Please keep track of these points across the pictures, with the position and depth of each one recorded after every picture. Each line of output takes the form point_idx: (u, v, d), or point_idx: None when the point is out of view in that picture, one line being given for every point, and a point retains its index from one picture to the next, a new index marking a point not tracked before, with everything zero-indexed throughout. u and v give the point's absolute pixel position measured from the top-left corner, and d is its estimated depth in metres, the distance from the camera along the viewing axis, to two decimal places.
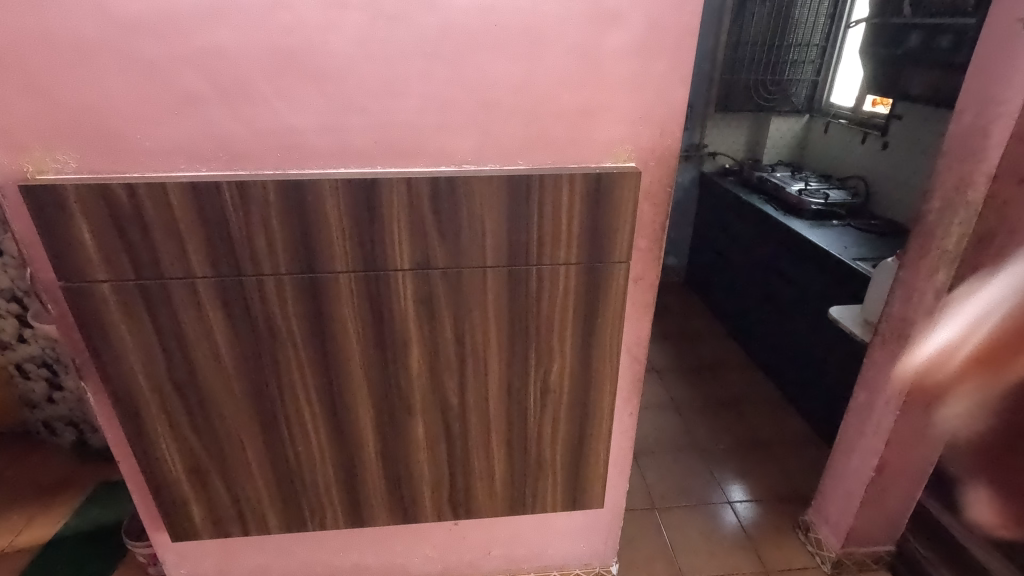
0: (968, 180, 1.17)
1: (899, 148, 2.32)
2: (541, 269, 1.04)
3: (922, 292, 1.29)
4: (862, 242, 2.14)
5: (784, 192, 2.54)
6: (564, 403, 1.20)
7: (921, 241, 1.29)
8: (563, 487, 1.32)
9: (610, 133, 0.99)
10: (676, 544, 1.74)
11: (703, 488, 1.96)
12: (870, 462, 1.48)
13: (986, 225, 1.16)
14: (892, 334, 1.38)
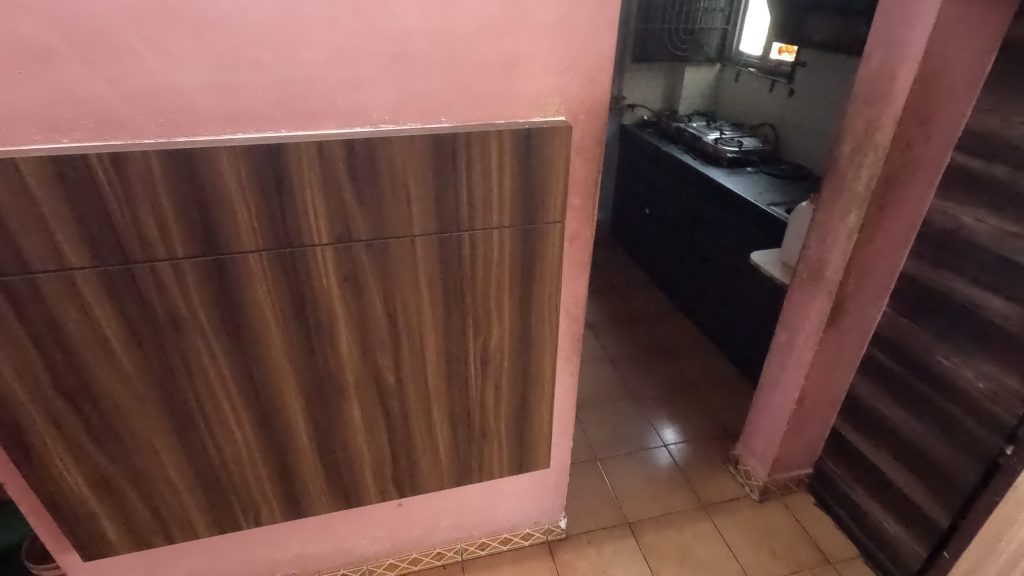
0: (876, 124, 1.21)
1: (804, 95, 2.43)
2: (473, 234, 0.98)
3: (835, 234, 1.35)
4: (774, 187, 2.23)
5: (701, 141, 2.59)
6: (505, 370, 1.17)
7: (834, 185, 1.34)
8: (509, 453, 1.31)
9: (536, 85, 0.93)
10: (619, 491, 1.81)
11: (640, 434, 2.04)
12: (792, 396, 1.58)
13: (893, 167, 1.21)
14: (809, 275, 1.46)
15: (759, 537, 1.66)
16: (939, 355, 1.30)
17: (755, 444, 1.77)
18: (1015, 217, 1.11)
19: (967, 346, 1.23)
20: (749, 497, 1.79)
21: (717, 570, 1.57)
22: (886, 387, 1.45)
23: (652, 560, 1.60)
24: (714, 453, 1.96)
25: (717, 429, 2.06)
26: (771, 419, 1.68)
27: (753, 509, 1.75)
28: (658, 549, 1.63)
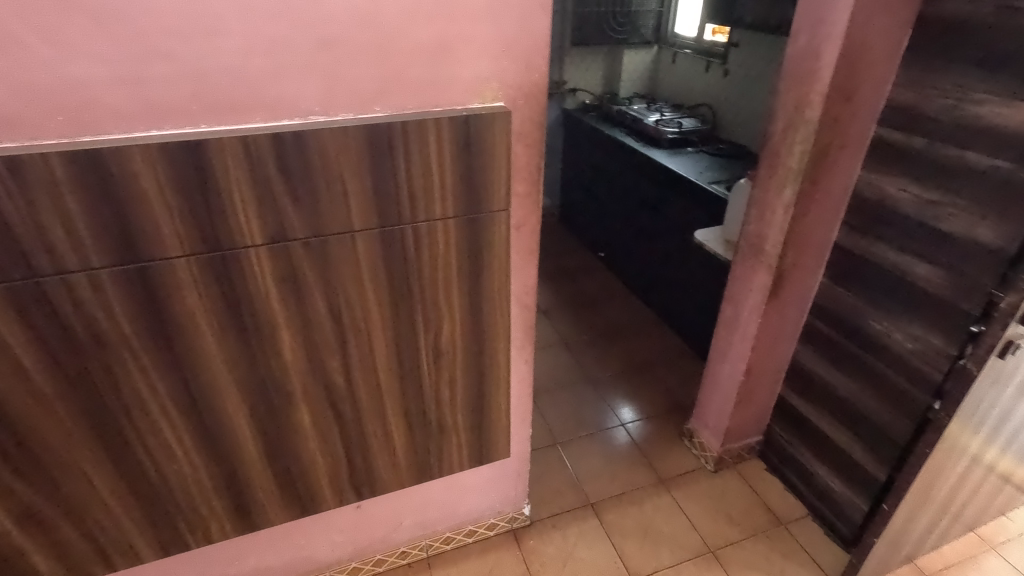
0: (805, 100, 1.25)
1: (738, 74, 2.49)
2: (416, 226, 0.95)
3: (773, 209, 1.39)
4: (714, 166, 2.29)
5: (642, 123, 2.62)
6: (459, 363, 1.16)
7: (769, 162, 1.38)
8: (468, 446, 1.30)
9: (472, 70, 0.91)
10: (580, 473, 1.83)
11: (598, 415, 2.07)
12: (739, 368, 1.63)
13: (823, 141, 1.26)
14: (750, 250, 1.50)
15: (716, 506, 1.72)
16: (872, 320, 1.36)
17: (708, 416, 1.83)
18: (935, 185, 1.17)
19: (896, 310, 1.30)
20: (704, 468, 1.85)
21: (678, 541, 1.62)
22: (825, 353, 1.52)
23: (615, 538, 1.63)
24: (670, 428, 2.01)
25: (672, 404, 2.12)
26: (721, 391, 1.74)
27: (708, 479, 1.81)
28: (620, 527, 1.66)
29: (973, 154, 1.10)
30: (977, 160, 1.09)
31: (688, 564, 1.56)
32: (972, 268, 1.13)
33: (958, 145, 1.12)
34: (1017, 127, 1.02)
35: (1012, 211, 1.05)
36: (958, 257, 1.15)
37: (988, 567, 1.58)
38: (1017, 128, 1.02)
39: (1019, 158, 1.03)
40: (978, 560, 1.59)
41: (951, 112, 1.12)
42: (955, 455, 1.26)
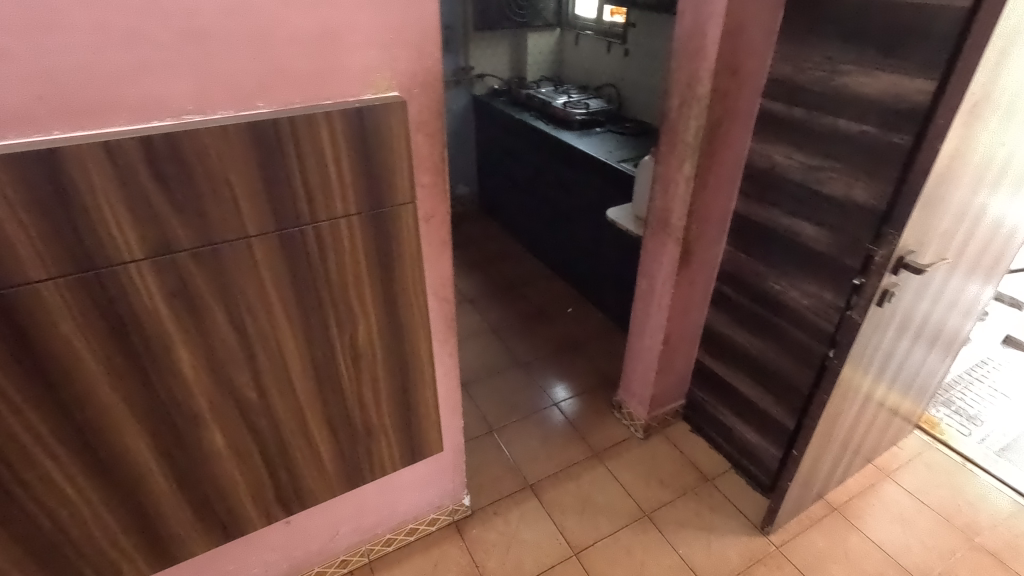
0: (695, 77, 1.30)
1: (638, 54, 2.56)
2: (317, 226, 0.91)
3: (675, 183, 1.45)
4: (622, 144, 2.35)
5: (551, 106, 2.65)
6: (380, 363, 1.13)
7: (668, 138, 1.43)
8: (399, 444, 1.28)
9: (360, 60, 0.87)
10: (517, 457, 1.85)
11: (531, 398, 2.10)
12: (658, 337, 1.70)
13: (715, 116, 1.32)
14: (658, 224, 1.56)
15: (648, 471, 1.80)
16: (771, 281, 1.46)
17: (634, 387, 1.90)
18: (815, 152, 1.26)
19: (791, 270, 1.40)
20: (635, 436, 1.92)
21: (615, 510, 1.68)
22: (734, 316, 1.61)
23: (556, 515, 1.66)
24: (600, 402, 2.07)
25: (600, 379, 2.18)
26: (644, 361, 1.81)
27: (639, 446, 1.89)
28: (560, 504, 1.70)
29: (844, 121, 1.19)
30: (849, 127, 1.18)
31: (626, 531, 1.62)
32: (851, 226, 1.23)
33: (831, 113, 1.21)
34: (879, 94, 1.11)
35: (880, 171, 1.15)
36: (839, 217, 1.25)
37: (885, 492, 1.76)
38: (879, 95, 1.11)
39: (882, 122, 1.12)
40: (877, 488, 1.77)
41: (823, 83, 1.21)
42: (850, 397, 1.39)
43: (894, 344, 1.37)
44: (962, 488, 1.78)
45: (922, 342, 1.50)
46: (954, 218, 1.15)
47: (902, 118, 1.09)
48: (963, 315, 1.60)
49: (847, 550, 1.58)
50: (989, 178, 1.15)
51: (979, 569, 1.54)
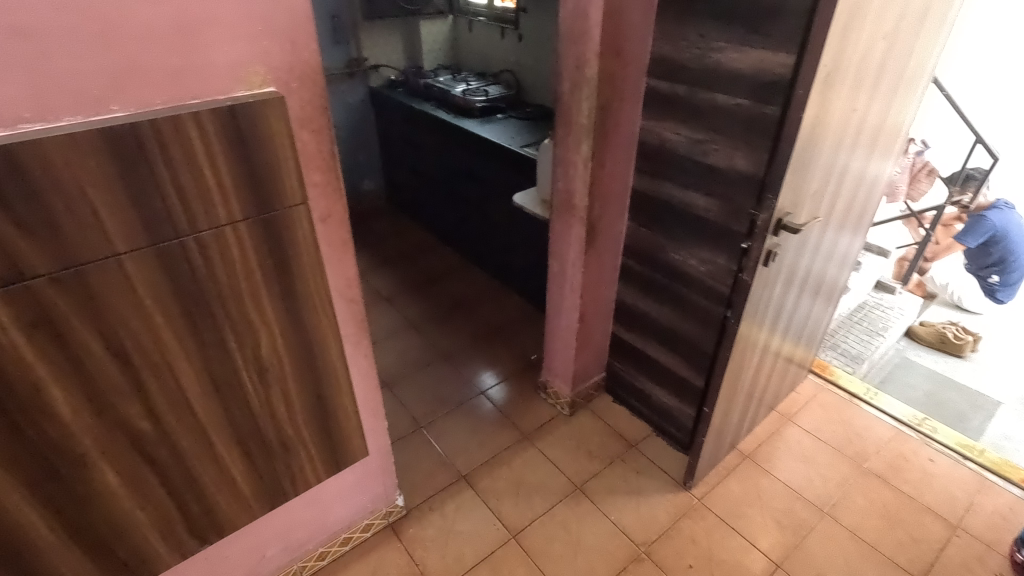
0: (583, 60, 1.32)
1: (532, 38, 2.59)
2: (199, 237, 0.85)
3: (574, 165, 1.48)
4: (524, 129, 2.38)
5: (450, 95, 2.62)
6: (289, 374, 1.07)
7: (563, 121, 1.46)
8: (320, 455, 1.23)
9: (227, 54, 0.81)
10: (448, 450, 1.84)
11: (458, 389, 2.09)
12: (574, 316, 1.74)
13: (605, 97, 1.36)
14: (562, 206, 1.59)
15: (576, 446, 1.86)
16: (672, 252, 1.54)
17: (556, 366, 1.94)
18: (699, 126, 1.34)
19: (688, 239, 1.48)
20: (561, 413, 1.98)
21: (548, 488, 1.72)
22: (642, 287, 1.69)
23: (492, 502, 1.68)
24: (526, 385, 2.10)
25: (525, 362, 2.21)
26: (563, 340, 1.85)
27: (566, 423, 1.95)
28: (495, 490, 1.71)
29: (722, 95, 1.26)
30: (726, 100, 1.26)
31: (560, 506, 1.67)
32: (735, 194, 1.32)
33: (709, 89, 1.28)
34: (749, 69, 1.19)
35: (756, 141, 1.23)
36: (724, 186, 1.34)
37: (788, 434, 1.92)
38: (749, 70, 1.19)
39: (753, 95, 1.20)
40: (781, 432, 1.93)
41: (700, 60, 1.27)
42: (749, 353, 1.50)
43: (782, 299, 1.49)
44: (851, 421, 1.98)
45: (807, 294, 1.64)
46: (821, 178, 1.26)
47: (770, 91, 1.17)
48: (839, 266, 1.77)
49: (759, 493, 1.72)
50: (847, 140, 1.27)
51: (869, 491, 1.73)
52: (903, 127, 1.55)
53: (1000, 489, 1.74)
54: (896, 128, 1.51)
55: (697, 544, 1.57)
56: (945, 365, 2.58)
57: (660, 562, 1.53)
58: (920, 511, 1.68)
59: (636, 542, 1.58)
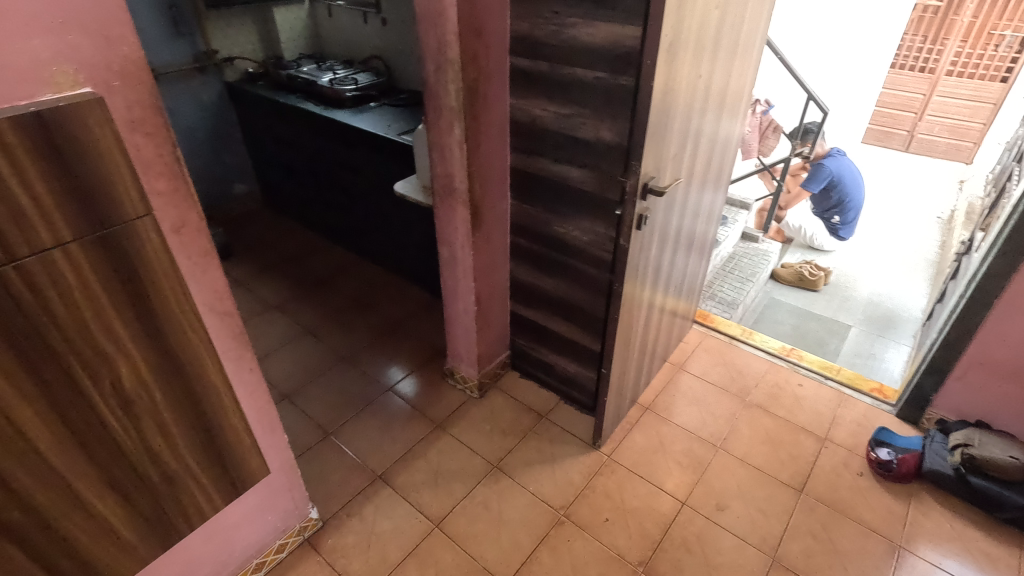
0: (443, 41, 1.30)
1: (395, 22, 2.51)
2: (19, 265, 0.74)
3: (450, 148, 1.47)
4: (399, 116, 2.31)
5: (317, 85, 2.48)
6: (161, 402, 0.98)
7: (433, 105, 1.43)
8: (215, 482, 1.15)
9: (23, 53, 0.70)
10: (361, 453, 1.79)
11: (363, 390, 2.03)
12: (471, 299, 1.75)
13: (470, 78, 1.35)
14: (443, 191, 1.57)
15: (489, 426, 1.88)
16: (556, 225, 1.59)
17: (460, 351, 1.94)
18: (564, 101, 1.38)
19: (569, 212, 1.54)
20: (471, 397, 1.99)
21: (466, 472, 1.74)
22: (533, 263, 1.73)
23: (411, 496, 1.66)
24: (433, 374, 2.09)
25: (429, 352, 2.19)
26: (463, 325, 1.85)
27: (477, 405, 1.96)
28: (412, 484, 1.70)
29: (581, 70, 1.31)
30: (585, 74, 1.31)
31: (480, 487, 1.69)
32: (605, 163, 1.38)
33: (569, 64, 1.32)
34: (602, 43, 1.24)
35: (617, 112, 1.29)
36: (595, 157, 1.40)
37: (681, 382, 2.08)
38: (603, 43, 1.24)
39: (610, 68, 1.26)
40: (675, 381, 2.08)
41: (557, 36, 1.30)
42: (636, 312, 1.59)
43: (659, 257, 1.60)
44: (732, 361, 2.18)
45: (681, 251, 1.77)
46: (678, 142, 1.36)
47: (623, 63, 1.23)
48: (706, 221, 1.92)
49: (661, 440, 1.85)
50: (697, 104, 1.37)
51: (753, 421, 1.92)
52: (745, 89, 1.69)
53: (855, 400, 2.01)
54: (739, 90, 1.65)
55: (611, 498, 1.66)
56: (804, 300, 2.90)
57: (578, 522, 1.60)
58: (795, 431, 1.89)
59: (555, 507, 1.64)
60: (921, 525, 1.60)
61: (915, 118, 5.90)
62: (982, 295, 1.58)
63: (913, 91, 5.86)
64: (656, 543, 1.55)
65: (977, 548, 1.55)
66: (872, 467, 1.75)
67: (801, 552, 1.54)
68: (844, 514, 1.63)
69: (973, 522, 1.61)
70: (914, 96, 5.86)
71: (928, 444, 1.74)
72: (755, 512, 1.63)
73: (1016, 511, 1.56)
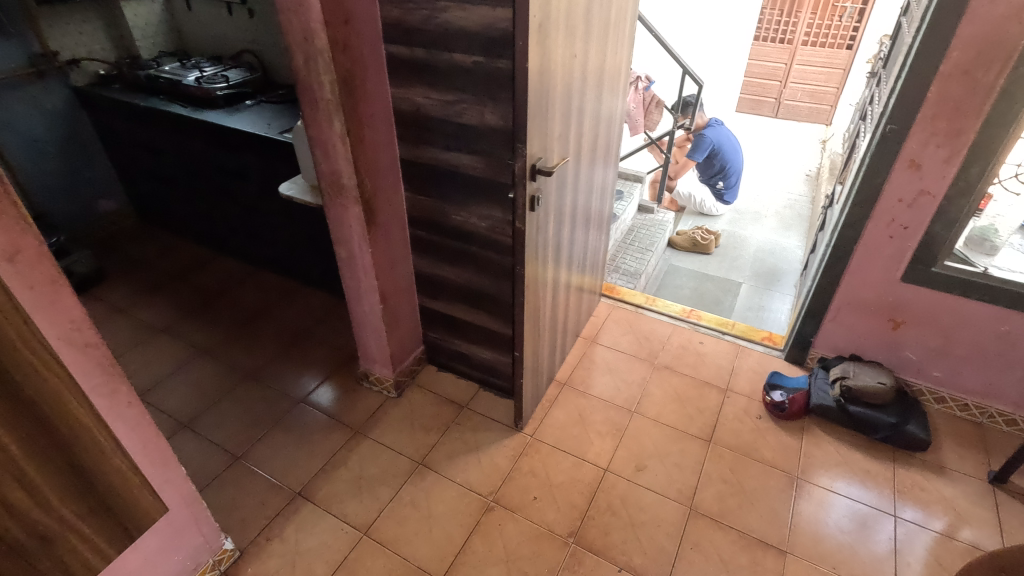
0: (309, 31, 1.22)
1: (264, 13, 2.36)
2: None
3: (333, 144, 1.40)
4: (279, 113, 2.18)
5: (182, 85, 2.27)
6: (21, 454, 0.87)
7: (307, 99, 1.35)
8: (100, 531, 1.04)
9: None
10: (276, 472, 1.70)
11: (272, 405, 1.92)
12: (375, 298, 1.70)
13: (344, 69, 1.29)
14: (332, 189, 1.50)
15: (411, 424, 1.85)
16: (453, 214, 1.57)
17: (372, 352, 1.89)
18: (445, 87, 1.35)
19: (464, 200, 1.52)
20: (389, 396, 1.95)
21: (390, 474, 1.70)
22: (436, 254, 1.71)
23: (335, 508, 1.60)
24: (347, 379, 2.02)
25: (340, 357, 2.11)
26: (371, 325, 1.79)
27: (396, 404, 1.92)
28: (335, 495, 1.64)
29: (459, 55, 1.29)
30: (463, 60, 1.29)
31: (407, 487, 1.66)
32: (493, 148, 1.38)
33: (446, 50, 1.30)
34: (476, 26, 1.23)
35: (499, 95, 1.29)
36: (483, 143, 1.39)
37: (594, 354, 2.15)
38: (476, 27, 1.23)
39: (486, 51, 1.25)
40: (588, 354, 2.15)
41: (430, 21, 1.27)
42: (541, 292, 1.62)
43: (558, 236, 1.63)
44: (639, 328, 2.29)
45: (579, 227, 1.81)
46: (561, 121, 1.38)
47: (498, 46, 1.23)
48: (601, 197, 1.97)
49: (580, 413, 1.91)
50: (576, 83, 1.40)
51: (663, 382, 2.03)
52: (622, 67, 1.75)
53: (749, 350, 2.17)
54: (616, 66, 1.70)
55: (537, 476, 1.70)
56: (699, 263, 3.10)
57: (508, 505, 1.62)
58: (701, 386, 2.02)
59: (484, 494, 1.65)
60: (813, 455, 1.77)
61: (780, 86, 6.46)
62: (844, 243, 1.75)
63: (776, 61, 6.38)
64: (584, 512, 1.60)
65: (859, 467, 1.74)
66: (768, 409, 1.91)
67: (714, 497, 1.65)
68: (748, 456, 1.77)
69: (855, 444, 1.81)
70: (777, 66, 6.39)
71: (813, 381, 1.93)
72: (671, 468, 1.73)
73: (887, 429, 1.77)
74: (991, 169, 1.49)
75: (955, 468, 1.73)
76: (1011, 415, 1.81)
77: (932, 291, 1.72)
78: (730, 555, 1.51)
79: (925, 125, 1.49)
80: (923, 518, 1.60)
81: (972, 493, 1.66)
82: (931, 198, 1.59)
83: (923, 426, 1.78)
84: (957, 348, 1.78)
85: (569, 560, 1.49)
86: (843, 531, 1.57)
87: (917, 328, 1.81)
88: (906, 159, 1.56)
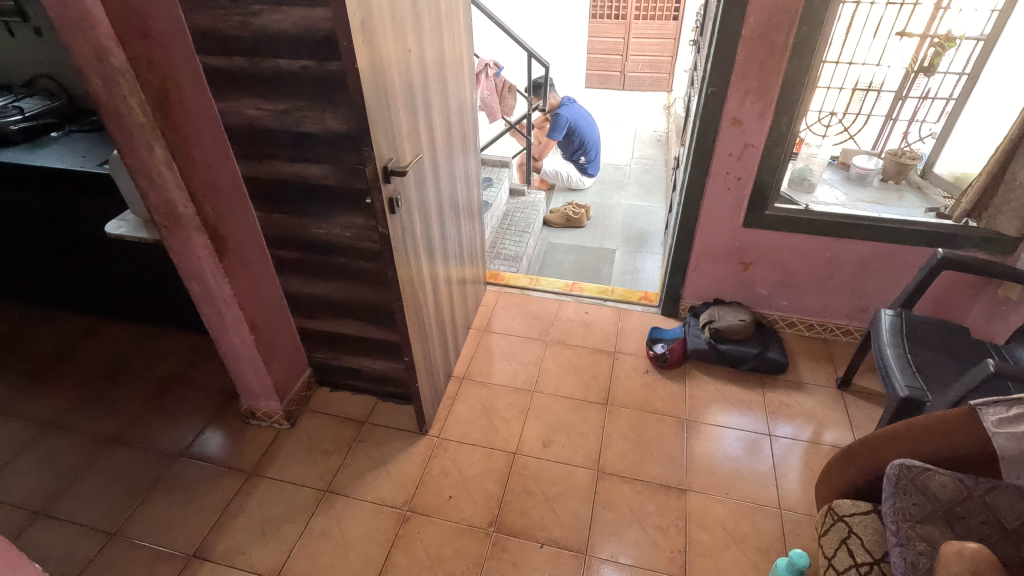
0: (102, 49, 1.08)
1: (53, 31, 2.06)
2: None
3: (159, 171, 1.26)
4: (95, 143, 1.92)
5: None
6: None
7: (117, 125, 1.20)
8: None
9: None
10: (163, 538, 1.53)
11: (146, 466, 1.73)
12: (244, 329, 1.57)
13: (154, 86, 1.16)
14: (169, 221, 1.36)
15: (310, 453, 1.76)
16: (314, 228, 1.50)
17: (253, 387, 1.76)
18: (277, 96, 1.27)
19: (323, 212, 1.45)
20: (282, 428, 1.83)
21: (295, 510, 1.60)
22: (305, 272, 1.62)
23: (238, 560, 1.49)
24: (230, 421, 1.86)
25: (218, 398, 1.94)
26: (246, 358, 1.66)
27: (290, 436, 1.81)
28: (236, 546, 1.52)
29: (284, 60, 1.21)
30: (290, 65, 1.21)
31: (315, 519, 1.58)
32: (341, 155, 1.33)
33: (270, 57, 1.21)
34: (296, 29, 1.16)
35: (337, 99, 1.23)
36: (329, 150, 1.33)
37: (488, 343, 2.17)
38: (297, 29, 1.16)
39: (313, 54, 1.19)
40: (482, 345, 2.16)
41: (245, 27, 1.18)
42: (420, 291, 1.59)
43: (427, 232, 1.60)
44: (528, 309, 2.34)
45: (449, 220, 1.80)
46: (407, 117, 1.35)
47: (325, 48, 1.17)
48: (467, 187, 1.97)
49: (483, 403, 1.92)
50: (416, 77, 1.37)
51: (557, 357, 2.10)
52: (463, 55, 1.75)
53: (630, 311, 2.31)
54: (457, 55, 1.69)
55: (449, 475, 1.69)
56: (575, 237, 3.23)
57: (423, 510, 1.60)
58: (591, 354, 2.11)
59: (398, 506, 1.61)
60: (697, 396, 1.94)
61: (622, 59, 6.85)
62: (692, 199, 1.91)
63: (614, 37, 6.74)
64: (500, 500, 1.62)
65: (736, 398, 1.92)
66: (653, 362, 2.05)
67: (617, 455, 1.74)
68: (642, 410, 1.89)
69: (729, 379, 2.00)
70: (616, 41, 6.75)
71: (687, 330, 2.09)
72: (575, 437, 1.80)
73: (753, 359, 1.98)
74: (796, 117, 1.68)
75: (811, 381, 1.97)
76: (846, 326, 2.09)
77: (770, 231, 1.92)
78: (639, 505, 1.61)
79: (739, 85, 1.66)
80: (792, 431, 1.81)
81: (827, 400, 1.90)
82: (755, 149, 1.77)
83: (780, 351, 2.00)
84: (797, 278, 2.02)
85: (492, 550, 1.50)
86: (730, 458, 1.74)
87: (764, 266, 2.02)
88: (729, 116, 1.72)
